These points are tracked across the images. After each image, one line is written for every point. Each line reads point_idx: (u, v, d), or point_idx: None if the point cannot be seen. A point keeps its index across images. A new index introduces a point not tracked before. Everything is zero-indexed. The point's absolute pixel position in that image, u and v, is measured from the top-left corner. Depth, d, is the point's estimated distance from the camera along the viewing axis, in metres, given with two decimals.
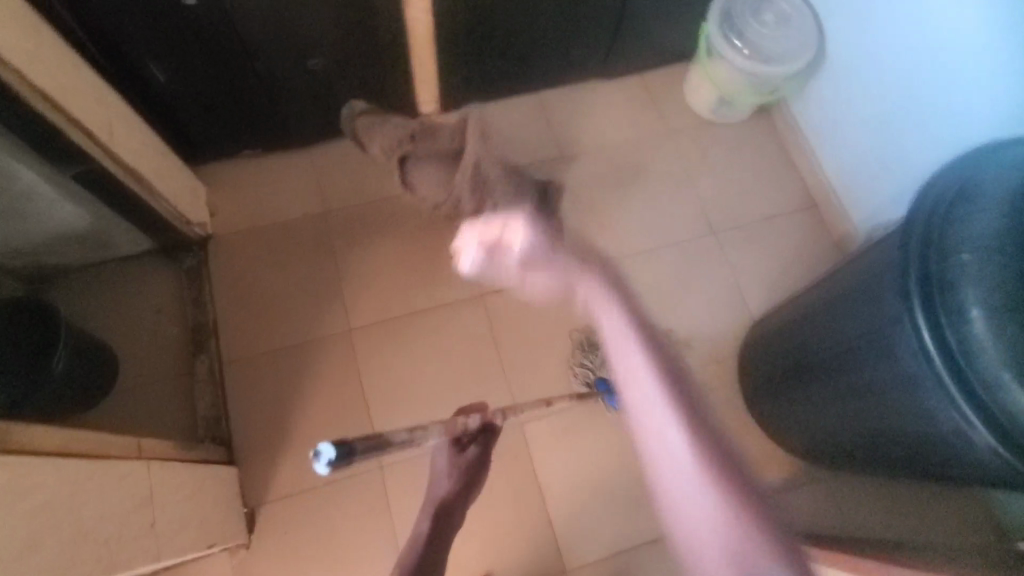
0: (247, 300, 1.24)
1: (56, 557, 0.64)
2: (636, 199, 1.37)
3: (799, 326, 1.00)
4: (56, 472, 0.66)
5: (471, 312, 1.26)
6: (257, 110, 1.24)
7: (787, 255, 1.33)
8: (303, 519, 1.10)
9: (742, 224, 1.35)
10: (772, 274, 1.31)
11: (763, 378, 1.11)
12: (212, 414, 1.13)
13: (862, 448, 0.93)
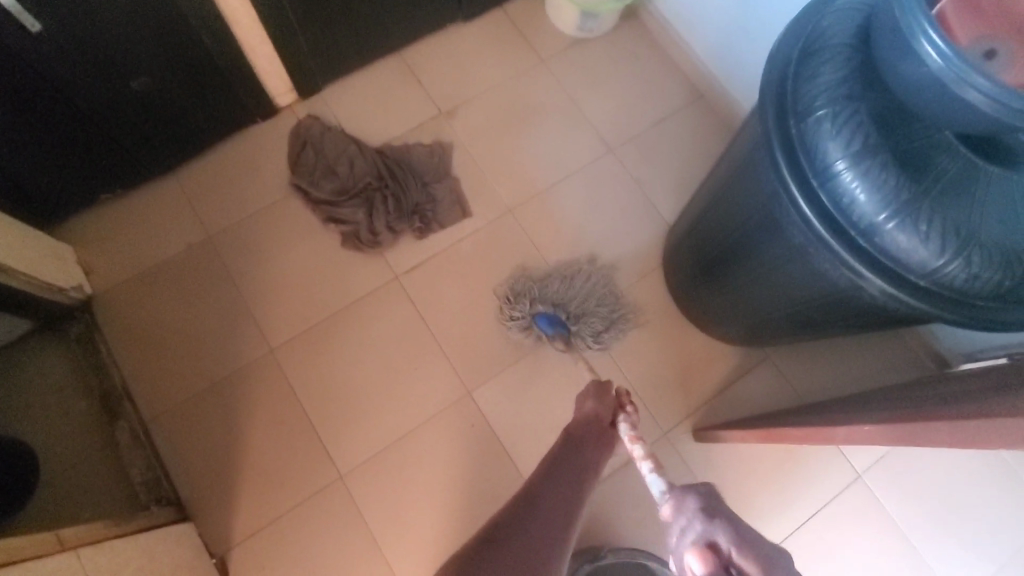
0: (155, 351, 1.16)
1: None
2: (528, 138, 1.32)
3: (703, 222, 1.01)
4: None
5: (392, 297, 1.20)
6: (97, 152, 1.12)
7: (687, 152, 1.31)
8: (278, 551, 1.07)
9: (637, 134, 1.33)
10: (677, 175, 1.30)
11: (685, 279, 1.13)
12: (149, 477, 1.07)
13: (786, 322, 0.96)
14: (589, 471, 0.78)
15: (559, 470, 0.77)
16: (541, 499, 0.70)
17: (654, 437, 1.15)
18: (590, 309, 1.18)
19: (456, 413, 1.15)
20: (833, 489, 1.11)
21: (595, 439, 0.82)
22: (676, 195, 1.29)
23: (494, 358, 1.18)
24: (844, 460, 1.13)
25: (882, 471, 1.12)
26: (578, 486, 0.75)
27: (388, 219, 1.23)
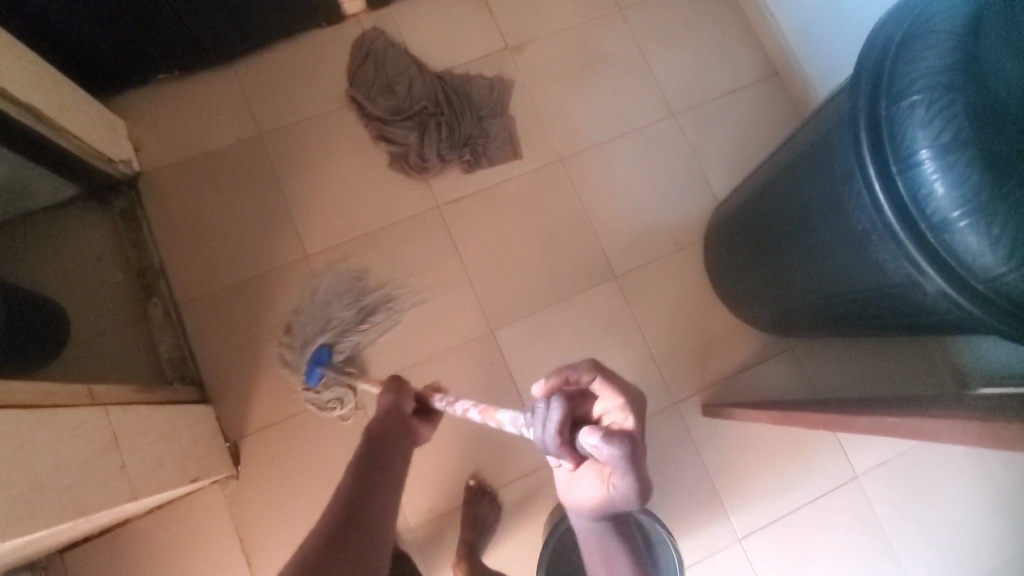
0: (193, 237, 1.18)
1: (25, 503, 0.63)
2: (590, 88, 1.29)
3: (758, 198, 0.99)
4: (14, 425, 0.65)
5: (430, 225, 1.20)
6: (166, 35, 1.11)
7: (749, 131, 1.28)
8: (287, 447, 1.12)
9: (702, 103, 1.29)
10: (735, 152, 1.27)
11: (725, 255, 1.12)
12: (176, 355, 1.11)
13: (824, 312, 0.96)
14: (397, 456, 0.77)
15: (370, 478, 0.71)
16: (360, 502, 0.66)
17: (662, 404, 1.17)
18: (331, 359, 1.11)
19: (475, 348, 1.17)
20: (826, 484, 1.13)
21: (404, 419, 0.86)
22: (729, 172, 1.27)
23: (520, 301, 1.19)
24: (841, 452, 1.15)
25: (878, 475, 1.14)
26: (391, 475, 0.73)
27: (440, 146, 1.21)
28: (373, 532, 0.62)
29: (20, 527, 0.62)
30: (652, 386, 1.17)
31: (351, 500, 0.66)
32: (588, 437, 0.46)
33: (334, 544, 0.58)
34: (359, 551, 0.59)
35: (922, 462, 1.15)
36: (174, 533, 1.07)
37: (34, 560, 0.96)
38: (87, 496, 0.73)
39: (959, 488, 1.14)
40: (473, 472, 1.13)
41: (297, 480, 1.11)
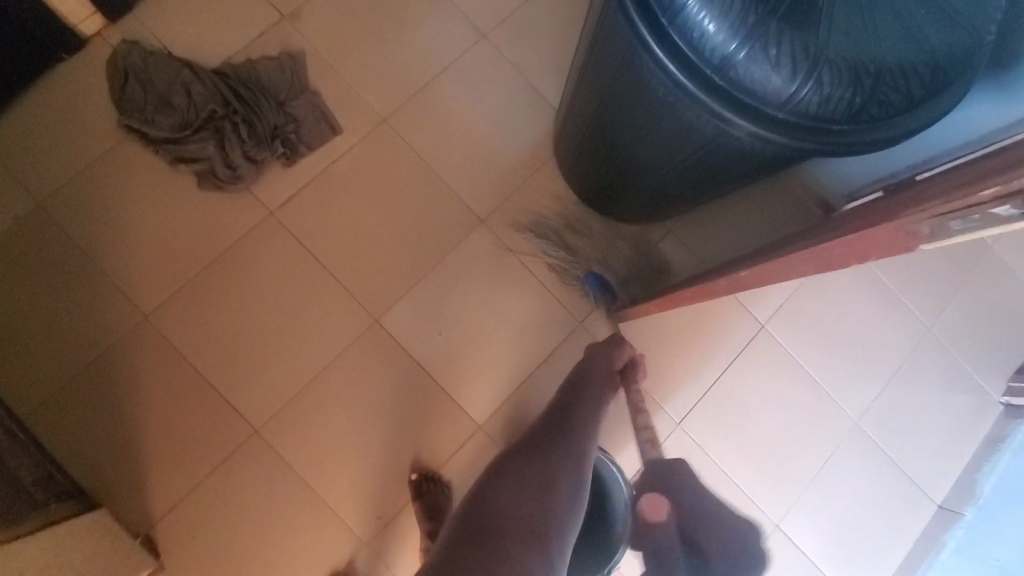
0: (11, 343, 1.02)
1: None
2: (389, 34, 1.18)
3: (581, 93, 0.94)
4: None
5: (269, 237, 1.09)
6: None
7: (562, 28, 1.22)
8: (204, 518, 1.01)
9: (508, 14, 1.22)
10: (556, 54, 1.22)
11: (575, 160, 1.07)
12: (42, 472, 0.93)
13: (677, 186, 0.94)
14: (601, 382, 0.95)
15: (584, 396, 0.91)
16: (573, 410, 0.87)
17: (571, 325, 1.15)
18: (632, 263, 1.16)
19: (366, 344, 1.09)
20: (740, 343, 1.16)
21: (609, 368, 0.98)
22: (558, 75, 1.21)
23: (397, 279, 1.11)
24: (741, 308, 1.17)
25: (781, 318, 1.18)
26: (597, 399, 0.91)
27: (244, 146, 1.08)
28: (569, 435, 0.82)
29: None
30: (555, 313, 1.14)
31: (564, 404, 0.88)
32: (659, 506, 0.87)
33: (545, 436, 0.80)
34: (561, 457, 0.77)
35: (816, 290, 1.19)
36: None
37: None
38: None
39: (856, 300, 1.20)
40: (411, 463, 1.07)
41: (228, 546, 1.01)
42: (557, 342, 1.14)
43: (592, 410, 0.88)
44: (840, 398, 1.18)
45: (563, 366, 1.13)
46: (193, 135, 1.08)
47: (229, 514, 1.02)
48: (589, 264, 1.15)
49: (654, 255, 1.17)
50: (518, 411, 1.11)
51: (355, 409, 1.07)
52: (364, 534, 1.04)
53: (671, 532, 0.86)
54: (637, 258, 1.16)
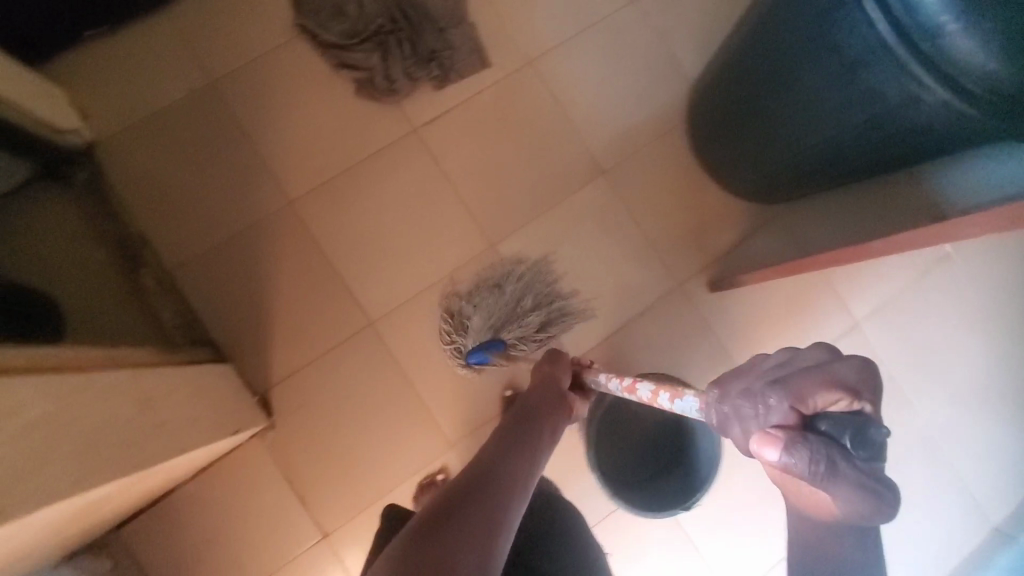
0: (167, 202, 1.11)
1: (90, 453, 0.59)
2: None
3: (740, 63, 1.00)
4: (50, 387, 0.58)
5: (411, 149, 1.17)
6: None
7: (707, 6, 1.29)
8: (315, 390, 1.10)
9: None
10: (698, 30, 1.28)
11: (714, 129, 1.13)
12: (181, 321, 1.05)
13: (818, 166, 0.99)
14: (543, 428, 0.79)
15: (516, 440, 0.73)
16: (502, 463, 0.67)
17: (674, 283, 1.20)
18: (527, 309, 1.09)
19: (484, 263, 1.16)
20: (829, 333, 1.21)
21: (558, 393, 0.88)
22: (696, 50, 1.28)
23: (520, 208, 1.18)
24: (838, 298, 1.22)
25: (874, 319, 1.22)
26: (544, 440, 0.77)
27: (405, 64, 1.16)
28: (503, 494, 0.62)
29: (90, 478, 0.58)
30: (661, 269, 1.20)
31: (489, 461, 0.68)
32: (770, 451, 0.46)
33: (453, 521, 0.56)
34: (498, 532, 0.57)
35: (916, 296, 1.23)
36: (221, 491, 1.05)
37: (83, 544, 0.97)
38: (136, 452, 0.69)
39: (954, 314, 1.23)
40: (507, 380, 1.14)
41: (334, 421, 1.09)
42: (659, 296, 1.19)
43: (532, 450, 0.73)
44: (915, 405, 1.22)
45: (660, 320, 1.19)
46: (359, 43, 1.15)
47: (337, 394, 1.10)
48: (478, 333, 1.06)
49: (546, 302, 1.11)
50: (611, 352, 1.17)
51: None
52: (455, 437, 1.12)
53: (815, 467, 0.44)
54: (531, 299, 1.10)
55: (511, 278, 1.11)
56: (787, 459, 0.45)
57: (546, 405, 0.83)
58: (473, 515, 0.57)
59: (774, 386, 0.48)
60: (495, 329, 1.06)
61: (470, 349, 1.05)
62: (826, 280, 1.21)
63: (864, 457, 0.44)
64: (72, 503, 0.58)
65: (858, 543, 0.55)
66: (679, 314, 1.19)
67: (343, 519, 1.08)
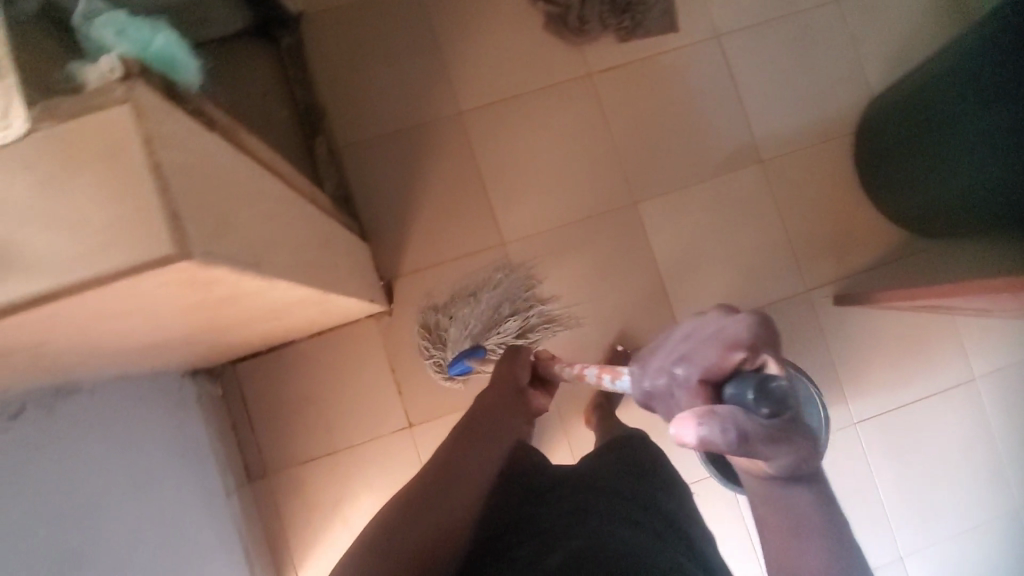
0: (350, 84, 1.18)
1: (294, 266, 0.65)
2: None
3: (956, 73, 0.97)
4: (276, 201, 0.65)
5: (581, 91, 1.19)
6: None
7: (910, 23, 1.25)
8: (435, 290, 1.16)
9: None
10: (894, 46, 1.24)
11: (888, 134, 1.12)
12: (341, 193, 1.13)
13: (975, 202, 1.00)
14: (502, 430, 0.85)
15: (476, 439, 0.82)
16: (458, 462, 0.78)
17: (797, 288, 1.20)
18: (504, 315, 1.14)
19: (621, 218, 1.19)
20: (940, 380, 1.20)
21: (518, 390, 0.94)
22: (885, 66, 1.24)
23: (669, 176, 1.20)
24: (960, 349, 1.21)
25: (992, 377, 1.21)
26: (497, 441, 0.84)
27: (602, 7, 1.17)
28: (457, 488, 0.75)
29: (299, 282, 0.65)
30: (789, 272, 1.20)
31: (451, 458, 0.79)
32: (685, 430, 0.43)
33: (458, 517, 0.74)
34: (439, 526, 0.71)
35: None
36: (331, 355, 1.15)
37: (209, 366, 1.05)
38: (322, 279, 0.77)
39: None
40: (611, 333, 1.17)
41: None
42: (779, 296, 1.20)
43: (483, 447, 0.82)
44: (1008, 473, 1.20)
45: (773, 319, 1.19)
46: None
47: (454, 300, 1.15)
48: (456, 345, 1.12)
49: (523, 309, 1.15)
50: None
51: (585, 265, 1.18)
52: None
53: (731, 428, 0.42)
54: (509, 307, 1.15)
55: (490, 286, 1.15)
56: (717, 432, 0.42)
57: (495, 401, 0.90)
58: (457, 495, 0.75)
59: (680, 362, 0.50)
60: (473, 338, 1.12)
61: (452, 358, 1.10)
62: (953, 327, 1.20)
63: (769, 406, 0.44)
64: (283, 296, 0.66)
65: (821, 524, 0.50)
66: (793, 319, 1.19)
67: (431, 414, 1.15)
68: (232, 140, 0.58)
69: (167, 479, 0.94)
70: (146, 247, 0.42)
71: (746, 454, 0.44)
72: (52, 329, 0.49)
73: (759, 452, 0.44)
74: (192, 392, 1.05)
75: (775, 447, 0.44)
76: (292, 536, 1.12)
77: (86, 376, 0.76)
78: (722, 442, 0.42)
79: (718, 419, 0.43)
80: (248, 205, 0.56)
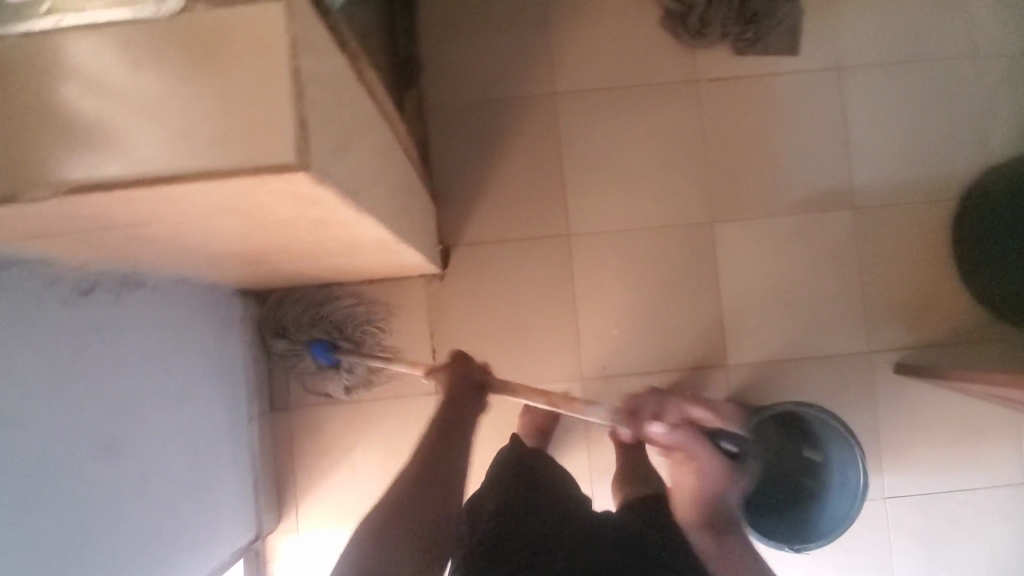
0: (451, 43, 1.16)
1: (380, 207, 0.64)
2: (890, 4, 1.17)
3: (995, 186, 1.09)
4: (377, 139, 0.63)
5: (683, 98, 1.15)
6: None
7: None
8: (490, 266, 1.15)
9: (1008, 54, 1.17)
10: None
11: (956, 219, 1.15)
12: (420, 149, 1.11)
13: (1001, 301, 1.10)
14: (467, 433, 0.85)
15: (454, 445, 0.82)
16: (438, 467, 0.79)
17: (859, 346, 1.15)
18: (351, 328, 1.11)
19: (693, 235, 1.15)
20: (987, 476, 1.14)
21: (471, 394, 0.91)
22: (1010, 136, 1.17)
23: (751, 204, 1.15)
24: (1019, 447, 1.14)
25: None
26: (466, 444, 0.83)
27: (727, 15, 1.11)
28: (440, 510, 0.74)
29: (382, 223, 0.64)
30: (855, 331, 1.15)
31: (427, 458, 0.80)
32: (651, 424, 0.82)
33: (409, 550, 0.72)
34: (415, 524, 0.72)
35: None
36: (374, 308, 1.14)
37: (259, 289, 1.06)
38: (399, 226, 0.75)
39: None
40: (656, 348, 1.14)
41: (490, 300, 1.15)
42: (837, 351, 1.14)
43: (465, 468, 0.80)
44: None
45: (826, 373, 1.14)
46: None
47: (508, 283, 1.14)
48: (292, 348, 1.10)
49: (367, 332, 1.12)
50: (763, 377, 1.14)
51: (645, 275, 1.15)
52: (585, 372, 1.14)
53: (691, 438, 0.78)
54: (355, 324, 1.11)
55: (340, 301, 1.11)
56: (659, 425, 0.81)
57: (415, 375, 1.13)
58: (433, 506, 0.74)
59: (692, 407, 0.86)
60: (294, 343, 1.10)
61: (309, 352, 1.11)
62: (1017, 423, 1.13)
63: (724, 437, 0.82)
64: (363, 233, 0.64)
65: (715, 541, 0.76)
66: (848, 378, 1.14)
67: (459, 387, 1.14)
68: (356, 67, 0.56)
69: (200, 391, 0.95)
70: (272, 152, 0.41)
71: (676, 452, 0.80)
72: (155, 216, 0.49)
73: (684, 464, 0.79)
74: (240, 310, 1.08)
75: (709, 467, 0.78)
76: (300, 472, 1.12)
77: (155, 271, 0.78)
78: (654, 431, 0.82)
79: (681, 442, 0.78)
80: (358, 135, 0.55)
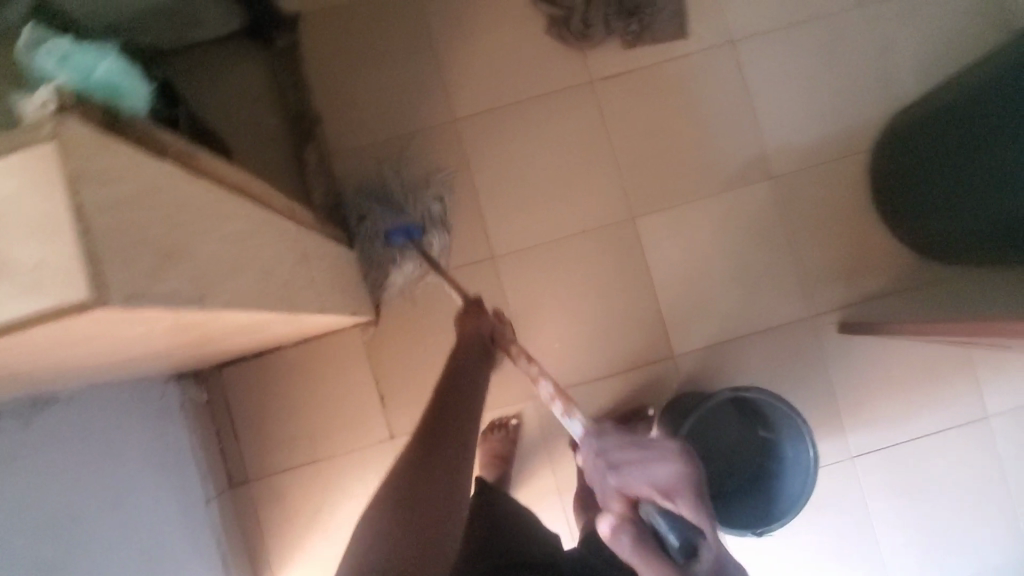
0: (341, 89, 1.15)
1: (253, 292, 0.63)
2: None
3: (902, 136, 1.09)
4: (237, 227, 0.63)
5: (583, 100, 1.15)
6: None
7: (942, 33, 1.16)
8: (422, 302, 1.14)
9: None
10: (923, 57, 1.16)
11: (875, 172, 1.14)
12: (329, 202, 1.10)
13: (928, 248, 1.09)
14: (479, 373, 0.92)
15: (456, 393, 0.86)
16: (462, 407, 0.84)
17: (800, 312, 1.14)
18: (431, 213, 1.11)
19: (617, 233, 1.14)
20: (947, 416, 1.14)
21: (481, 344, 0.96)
22: (910, 77, 1.16)
23: (669, 193, 1.15)
24: (974, 382, 1.14)
25: (1007, 417, 1.14)
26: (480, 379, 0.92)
27: (608, 12, 1.10)
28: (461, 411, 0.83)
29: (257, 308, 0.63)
30: (793, 297, 1.14)
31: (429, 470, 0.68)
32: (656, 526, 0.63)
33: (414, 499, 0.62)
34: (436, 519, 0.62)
35: None
36: (315, 366, 1.13)
37: (193, 370, 1.05)
38: (292, 299, 0.74)
39: None
40: (602, 353, 1.14)
41: (429, 337, 1.14)
42: (779, 321, 1.14)
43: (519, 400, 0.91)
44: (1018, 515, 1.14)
45: (772, 345, 1.14)
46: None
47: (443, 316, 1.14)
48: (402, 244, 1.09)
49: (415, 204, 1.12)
50: (712, 361, 1.13)
51: (577, 283, 1.14)
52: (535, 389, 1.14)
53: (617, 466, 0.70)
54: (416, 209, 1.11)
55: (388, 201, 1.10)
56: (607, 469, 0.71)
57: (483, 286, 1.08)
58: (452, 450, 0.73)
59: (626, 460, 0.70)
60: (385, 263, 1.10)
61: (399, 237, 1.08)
62: (966, 358, 1.14)
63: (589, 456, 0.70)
64: (241, 320, 0.64)
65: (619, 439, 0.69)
66: (794, 346, 1.14)
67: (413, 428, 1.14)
68: (189, 168, 0.56)
69: (147, 487, 0.94)
70: (62, 293, 0.39)
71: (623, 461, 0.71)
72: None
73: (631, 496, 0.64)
74: (175, 397, 1.05)
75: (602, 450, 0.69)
76: (272, 541, 1.12)
77: (62, 386, 0.76)
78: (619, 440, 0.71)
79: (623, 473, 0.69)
80: (202, 236, 0.55)
